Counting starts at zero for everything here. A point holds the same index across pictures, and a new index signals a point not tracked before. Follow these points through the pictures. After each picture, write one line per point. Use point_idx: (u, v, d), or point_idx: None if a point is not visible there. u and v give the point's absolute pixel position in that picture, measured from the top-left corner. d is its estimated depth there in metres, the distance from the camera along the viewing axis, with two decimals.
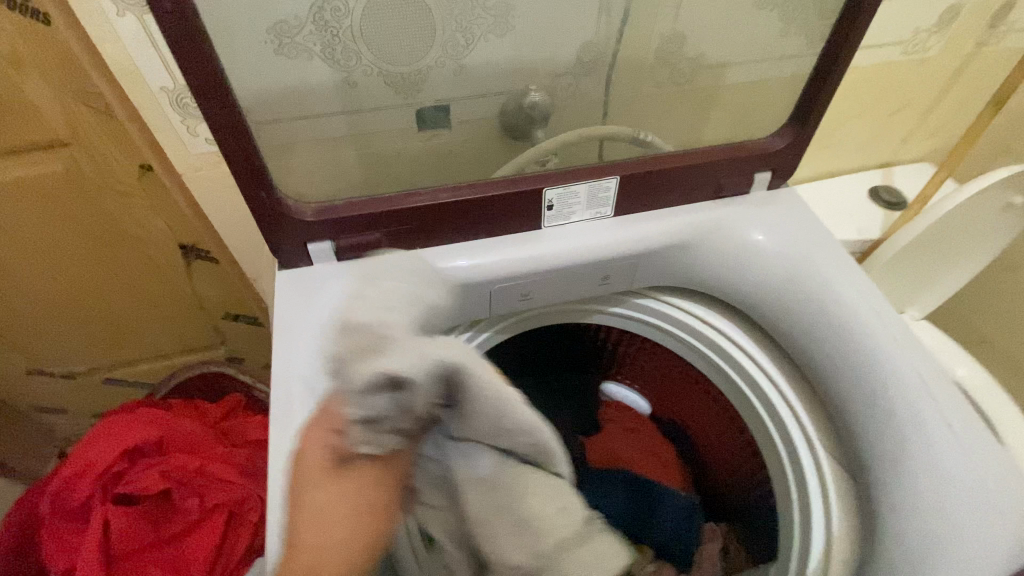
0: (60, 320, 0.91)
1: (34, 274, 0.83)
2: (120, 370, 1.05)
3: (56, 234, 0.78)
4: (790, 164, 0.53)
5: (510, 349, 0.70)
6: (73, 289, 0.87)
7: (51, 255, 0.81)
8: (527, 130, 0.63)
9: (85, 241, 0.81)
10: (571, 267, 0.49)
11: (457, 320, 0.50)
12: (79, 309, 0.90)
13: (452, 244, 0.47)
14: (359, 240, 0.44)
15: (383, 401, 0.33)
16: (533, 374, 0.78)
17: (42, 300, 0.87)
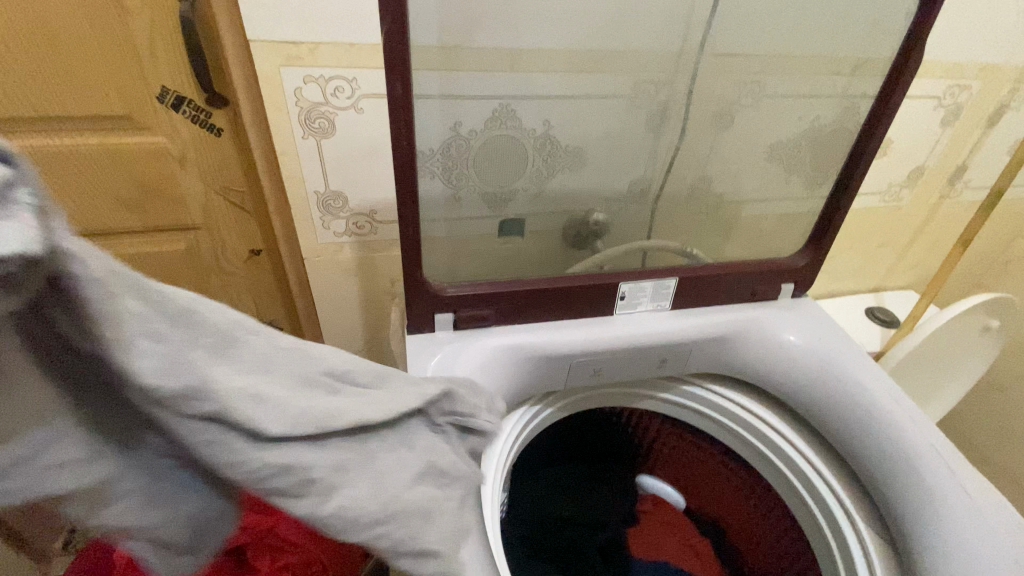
0: None
1: None
2: None
3: None
4: (808, 279, 0.65)
5: (554, 429, 0.79)
6: None
7: None
8: (587, 241, 0.77)
9: None
10: (638, 348, 0.59)
11: (538, 389, 0.59)
12: None
13: (543, 323, 0.58)
14: (476, 313, 0.55)
15: None
16: (572, 457, 0.84)
17: None
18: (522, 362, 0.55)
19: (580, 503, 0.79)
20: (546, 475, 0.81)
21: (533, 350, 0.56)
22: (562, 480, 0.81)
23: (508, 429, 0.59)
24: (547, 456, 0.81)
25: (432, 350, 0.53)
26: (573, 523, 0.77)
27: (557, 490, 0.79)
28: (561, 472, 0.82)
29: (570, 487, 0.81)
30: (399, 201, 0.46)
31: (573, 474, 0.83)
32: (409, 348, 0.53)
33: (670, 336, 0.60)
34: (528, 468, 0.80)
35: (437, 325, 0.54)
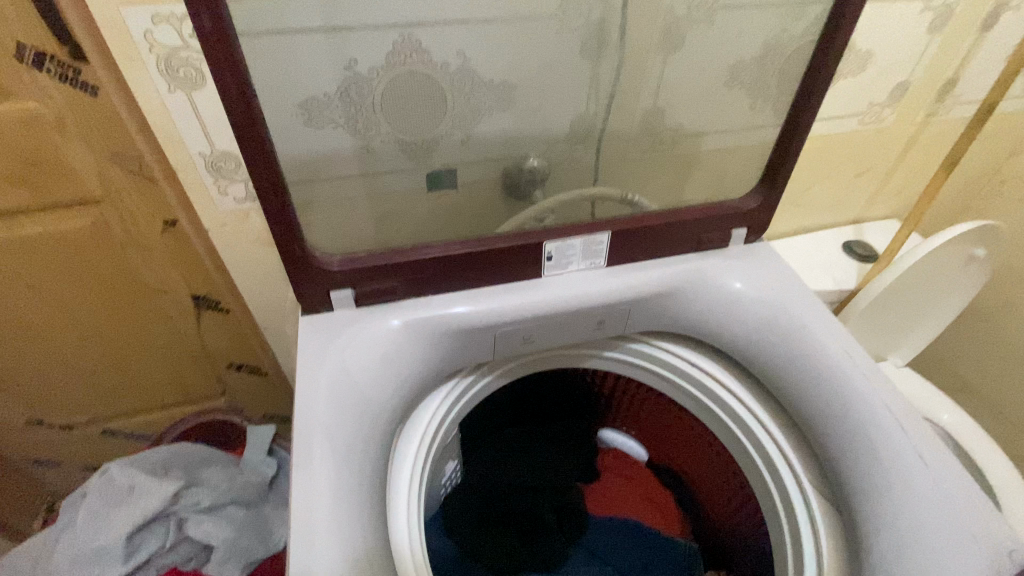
0: (63, 371, 0.92)
1: (48, 323, 0.85)
2: (119, 421, 1.05)
3: (76, 284, 0.82)
4: (763, 222, 0.59)
5: (503, 389, 0.78)
6: (84, 338, 0.89)
7: (67, 304, 0.84)
8: (527, 190, 0.69)
9: (103, 291, 0.84)
10: (570, 312, 0.53)
11: (463, 363, 0.54)
12: (85, 359, 0.92)
13: (460, 292, 0.52)
14: (377, 288, 0.48)
15: (186, 543, 0.59)
16: (528, 416, 0.82)
17: (51, 351, 0.89)
18: (434, 338, 0.50)
19: (535, 462, 0.78)
20: (501, 436, 0.80)
21: (446, 323, 0.50)
22: (517, 441, 0.79)
23: (432, 408, 0.55)
24: (501, 417, 0.81)
25: (330, 333, 0.48)
26: (527, 484, 0.75)
27: (511, 451, 0.78)
28: (516, 432, 0.81)
29: (525, 448, 0.79)
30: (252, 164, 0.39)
31: (529, 434, 0.81)
32: (301, 333, 0.48)
33: (602, 298, 0.54)
34: (479, 431, 0.78)
35: (335, 304, 0.48)
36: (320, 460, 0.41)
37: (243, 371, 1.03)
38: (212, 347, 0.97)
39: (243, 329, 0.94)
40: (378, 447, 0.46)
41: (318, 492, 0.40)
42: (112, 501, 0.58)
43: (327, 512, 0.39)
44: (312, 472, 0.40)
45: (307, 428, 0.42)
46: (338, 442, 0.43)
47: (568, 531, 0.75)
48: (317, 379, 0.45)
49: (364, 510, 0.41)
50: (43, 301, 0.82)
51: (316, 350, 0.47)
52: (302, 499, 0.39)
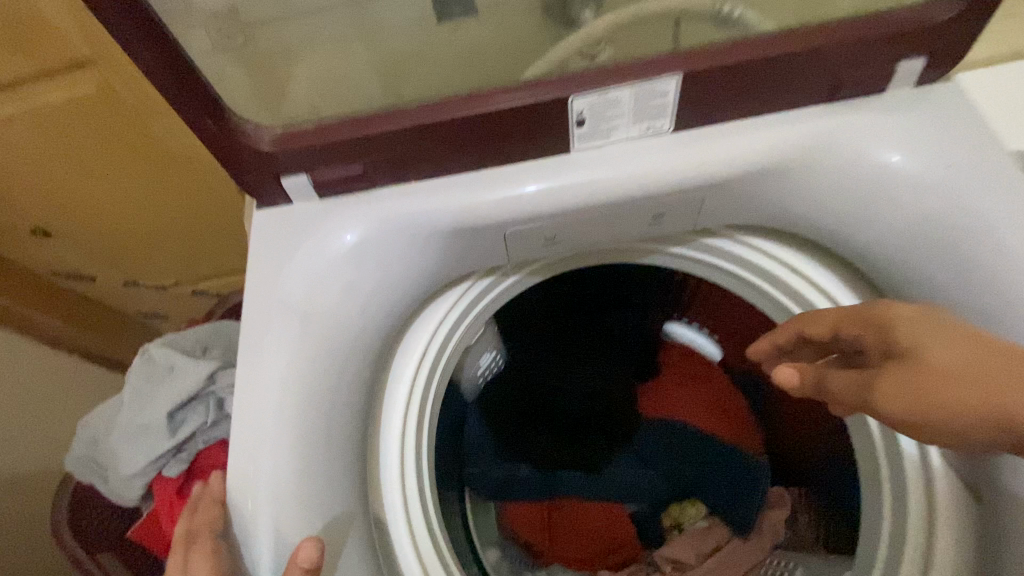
0: (133, 240, 0.95)
1: (98, 194, 0.85)
2: (204, 284, 1.09)
3: (108, 155, 0.79)
4: (958, 47, 0.36)
5: (562, 282, 0.65)
6: (138, 208, 0.89)
7: (109, 175, 0.82)
8: (574, 13, 0.48)
9: (140, 162, 0.81)
10: (613, 202, 0.38)
11: (468, 266, 0.42)
12: (146, 229, 0.94)
13: (454, 176, 0.38)
14: (340, 173, 0.37)
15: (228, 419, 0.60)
16: (591, 313, 0.69)
17: (113, 220, 0.90)
18: (422, 240, 0.38)
19: (592, 367, 0.69)
20: (558, 336, 0.69)
21: (435, 222, 0.37)
22: (574, 343, 0.69)
23: (436, 316, 0.45)
24: (560, 312, 0.68)
25: (289, 230, 0.38)
26: (578, 388, 0.68)
27: (567, 354, 0.69)
28: (576, 332, 0.69)
29: (584, 350, 0.69)
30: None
31: (592, 334, 0.70)
32: (255, 229, 0.38)
33: (653, 183, 0.37)
34: (530, 329, 0.68)
35: (291, 194, 0.38)
36: (273, 390, 0.36)
37: None
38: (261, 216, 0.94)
39: None
40: (354, 370, 0.39)
41: (271, 427, 0.35)
42: (154, 379, 0.59)
43: (280, 460, 0.35)
44: (263, 412, 0.35)
45: (261, 358, 0.36)
46: (298, 376, 0.36)
47: (619, 440, 0.68)
48: (276, 288, 0.37)
49: (332, 442, 0.37)
50: (86, 174, 0.81)
51: (269, 257, 0.37)
52: (252, 431, 0.35)
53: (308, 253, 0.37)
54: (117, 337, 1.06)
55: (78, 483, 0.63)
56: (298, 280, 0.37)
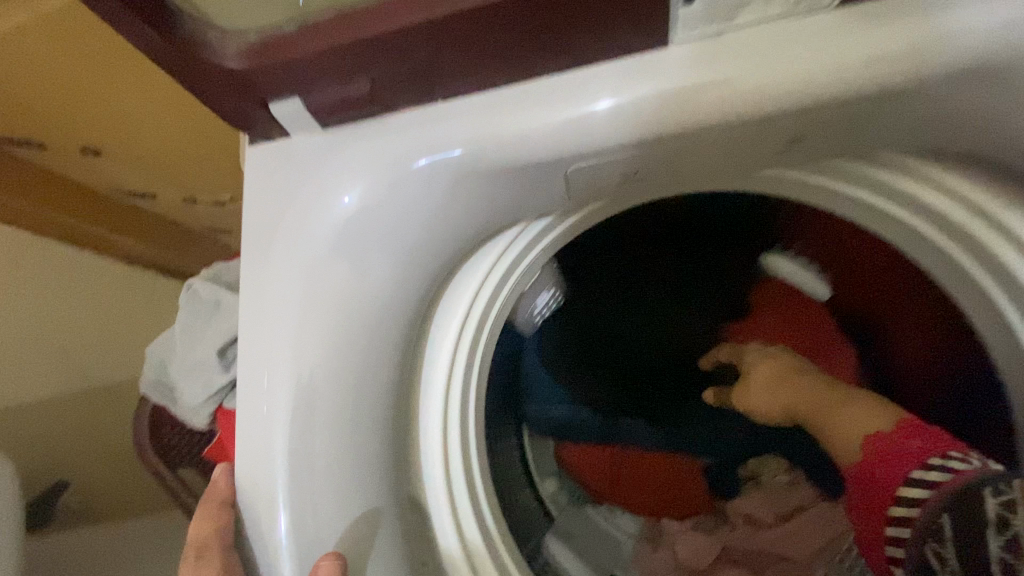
0: (144, 180, 0.80)
1: (93, 128, 0.69)
2: None
3: (106, 84, 0.62)
4: None
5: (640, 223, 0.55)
6: (146, 148, 0.73)
7: (106, 109, 0.66)
8: None
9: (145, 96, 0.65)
10: (716, 126, 0.28)
11: (517, 212, 0.34)
12: (159, 171, 0.78)
13: (491, 93, 0.29)
14: (341, 93, 0.28)
15: None
16: (673, 261, 0.59)
17: (120, 159, 0.75)
18: (456, 184, 0.30)
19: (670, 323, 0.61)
20: (630, 289, 0.60)
21: (477, 159, 0.29)
22: (649, 296, 0.61)
23: (489, 267, 0.38)
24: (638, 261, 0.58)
25: (292, 167, 0.31)
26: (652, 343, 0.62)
27: (640, 309, 0.61)
28: (652, 283, 0.60)
29: (660, 302, 0.61)
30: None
31: (672, 286, 0.60)
32: (249, 179, 0.32)
33: (784, 99, 0.27)
34: (598, 280, 0.59)
35: (285, 124, 0.30)
36: (284, 367, 0.30)
37: None
38: None
39: None
40: (384, 340, 0.33)
41: (284, 407, 0.30)
42: (199, 314, 0.58)
43: (295, 456, 0.30)
44: (274, 401, 0.30)
45: (267, 338, 0.31)
46: (311, 359, 0.30)
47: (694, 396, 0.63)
48: (282, 242, 0.31)
49: (357, 427, 0.32)
50: (76, 103, 0.64)
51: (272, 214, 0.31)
52: (263, 409, 0.30)
53: (313, 207, 0.30)
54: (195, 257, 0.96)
55: (154, 408, 0.65)
56: (303, 243, 0.30)
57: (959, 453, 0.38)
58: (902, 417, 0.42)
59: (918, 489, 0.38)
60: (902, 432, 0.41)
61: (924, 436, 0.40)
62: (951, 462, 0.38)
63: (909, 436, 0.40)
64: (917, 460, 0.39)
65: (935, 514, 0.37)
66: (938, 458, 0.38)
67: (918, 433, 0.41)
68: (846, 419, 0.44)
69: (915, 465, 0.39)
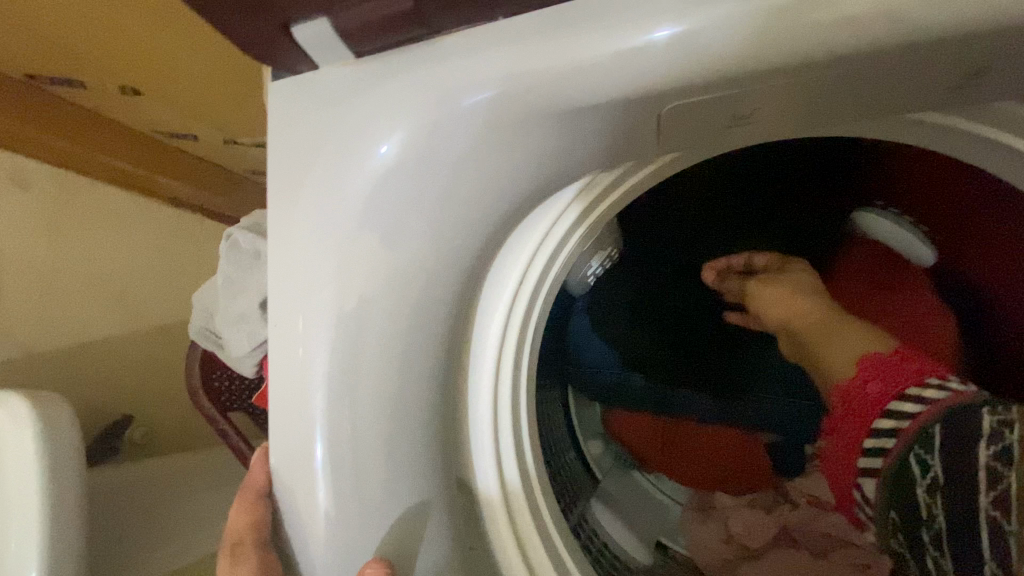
0: (173, 122, 0.77)
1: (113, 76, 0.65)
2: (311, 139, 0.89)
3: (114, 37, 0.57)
4: None
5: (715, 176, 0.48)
6: (167, 94, 0.69)
7: (120, 59, 0.61)
8: None
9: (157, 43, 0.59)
10: (861, 54, 0.21)
11: (582, 163, 0.29)
12: (186, 115, 0.75)
13: (553, 10, 0.23)
14: (373, 12, 0.24)
15: None
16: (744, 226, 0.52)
17: (145, 103, 0.72)
18: (509, 130, 0.25)
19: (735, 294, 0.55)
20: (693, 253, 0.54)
21: (535, 100, 0.24)
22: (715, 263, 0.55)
23: (543, 226, 0.34)
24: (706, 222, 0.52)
25: (315, 108, 0.27)
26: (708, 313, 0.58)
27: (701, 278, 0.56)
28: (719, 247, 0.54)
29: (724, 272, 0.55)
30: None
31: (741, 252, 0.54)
32: (275, 128, 0.28)
33: (955, 14, 0.19)
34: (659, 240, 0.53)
35: (310, 51, 0.26)
36: (317, 336, 0.28)
37: None
38: None
39: None
40: (425, 310, 0.29)
41: (318, 380, 0.28)
42: (241, 264, 0.55)
43: (332, 438, 0.28)
44: (310, 379, 0.28)
45: (301, 310, 0.28)
46: (347, 334, 0.27)
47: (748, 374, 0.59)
48: (310, 196, 0.27)
49: (398, 404, 0.29)
50: (87, 53, 0.60)
51: (301, 168, 0.27)
52: (295, 380, 0.28)
53: (345, 161, 0.26)
54: (232, 196, 0.94)
55: (204, 352, 0.66)
56: (333, 204, 0.27)
57: (938, 380, 0.40)
58: (869, 355, 0.45)
59: (897, 419, 0.41)
60: (868, 372, 0.44)
61: (906, 366, 0.42)
62: (931, 393, 0.39)
63: (874, 377, 0.43)
64: (903, 384, 0.41)
65: (905, 449, 0.40)
66: (918, 389, 0.40)
67: (896, 366, 0.42)
68: (837, 346, 0.47)
69: (892, 398, 0.41)
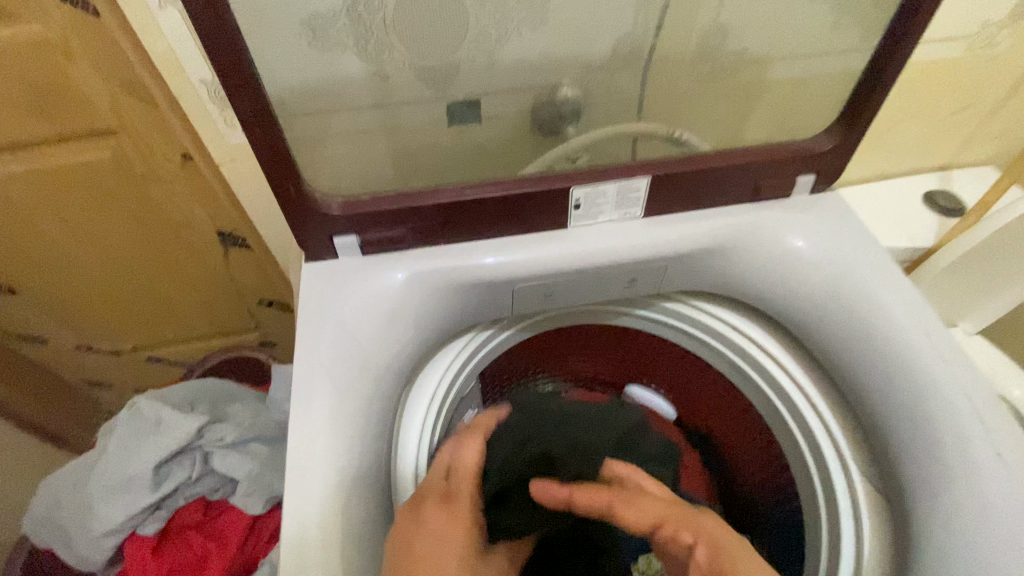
0: (121, 308, 1.00)
1: (95, 260, 0.89)
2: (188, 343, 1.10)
3: (94, 218, 0.82)
4: (835, 167, 0.50)
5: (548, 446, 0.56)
6: (133, 279, 0.94)
7: (99, 239, 0.86)
8: (558, 125, 0.62)
9: (128, 225, 0.84)
10: (599, 269, 0.48)
11: (479, 317, 0.50)
12: (136, 298, 0.98)
13: (472, 242, 0.47)
14: (384, 235, 0.44)
15: (209, 481, 0.62)
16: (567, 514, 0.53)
17: (109, 288, 0.95)
18: (445, 296, 0.46)
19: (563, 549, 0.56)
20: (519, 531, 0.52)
21: (463, 278, 0.45)
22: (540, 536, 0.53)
23: (447, 361, 0.52)
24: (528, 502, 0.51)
25: (333, 278, 0.44)
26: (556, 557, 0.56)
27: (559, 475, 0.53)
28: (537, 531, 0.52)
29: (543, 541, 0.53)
30: (239, 74, 0.34)
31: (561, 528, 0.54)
32: (305, 282, 0.44)
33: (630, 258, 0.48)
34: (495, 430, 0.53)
35: (339, 250, 0.45)
36: (320, 421, 0.39)
37: (274, 306, 1.05)
38: (243, 284, 0.99)
39: (270, 267, 0.96)
40: (385, 403, 0.43)
41: (319, 449, 0.38)
42: (140, 431, 0.61)
43: (326, 494, 0.37)
44: (315, 448, 0.38)
45: (310, 399, 0.40)
46: (345, 413, 0.40)
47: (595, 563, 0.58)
48: (327, 323, 0.43)
49: (366, 471, 0.40)
50: (90, 241, 0.86)
51: (324, 305, 0.43)
52: (301, 450, 0.38)
53: (357, 305, 0.43)
54: None
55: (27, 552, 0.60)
56: (347, 329, 0.43)
57: None
58: None
59: None
60: None
61: None
62: None
63: None
64: None
65: None
66: None
67: None
68: None
69: None
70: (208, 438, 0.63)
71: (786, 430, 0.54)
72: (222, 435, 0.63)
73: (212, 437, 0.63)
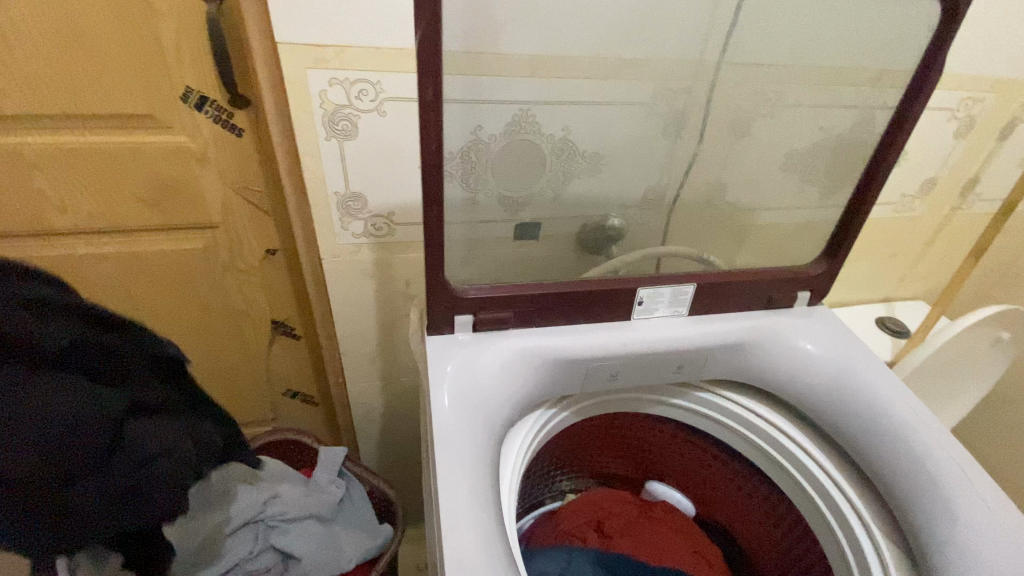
0: None
1: None
2: None
3: (165, 300, 0.89)
4: (825, 287, 0.66)
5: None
6: None
7: (159, 321, 0.92)
8: (602, 246, 0.77)
9: (194, 309, 0.91)
10: (655, 355, 0.60)
11: (557, 390, 0.60)
12: None
13: (558, 326, 0.59)
14: (494, 315, 0.57)
15: (270, 556, 0.69)
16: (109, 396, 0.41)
17: None
18: (538, 367, 0.57)
19: (140, 465, 0.42)
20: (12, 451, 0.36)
21: (553, 354, 0.57)
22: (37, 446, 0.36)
23: (525, 431, 0.60)
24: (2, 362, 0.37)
25: (455, 349, 0.55)
26: (125, 507, 0.42)
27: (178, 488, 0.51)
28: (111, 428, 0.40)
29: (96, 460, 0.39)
30: (429, 186, 0.49)
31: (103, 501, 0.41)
32: (430, 350, 0.55)
33: (680, 346, 0.60)
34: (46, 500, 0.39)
35: (457, 326, 0.57)
36: (462, 475, 0.47)
37: (298, 398, 1.08)
38: (277, 373, 1.03)
39: (309, 356, 1.02)
40: (494, 456, 0.51)
41: (456, 489, 0.46)
42: (213, 501, 0.69)
43: (469, 528, 0.44)
44: (453, 487, 0.46)
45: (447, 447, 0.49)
46: (471, 458, 0.49)
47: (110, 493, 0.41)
48: (451, 385, 0.53)
49: (496, 516, 0.46)
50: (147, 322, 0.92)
51: (446, 369, 0.53)
52: (446, 487, 0.46)
53: (477, 370, 0.54)
54: None
55: None
56: (468, 390, 0.53)
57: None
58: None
59: None
60: None
61: None
62: None
63: None
64: None
65: None
66: None
67: None
68: None
69: None
70: (273, 511, 0.71)
71: (815, 503, 0.61)
72: (285, 509, 0.71)
73: (278, 509, 0.71)
